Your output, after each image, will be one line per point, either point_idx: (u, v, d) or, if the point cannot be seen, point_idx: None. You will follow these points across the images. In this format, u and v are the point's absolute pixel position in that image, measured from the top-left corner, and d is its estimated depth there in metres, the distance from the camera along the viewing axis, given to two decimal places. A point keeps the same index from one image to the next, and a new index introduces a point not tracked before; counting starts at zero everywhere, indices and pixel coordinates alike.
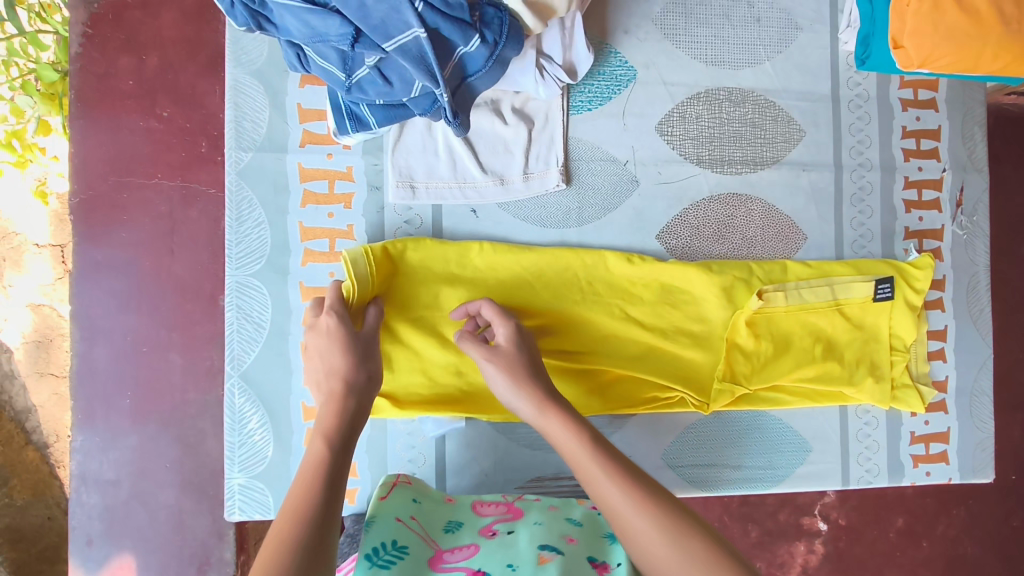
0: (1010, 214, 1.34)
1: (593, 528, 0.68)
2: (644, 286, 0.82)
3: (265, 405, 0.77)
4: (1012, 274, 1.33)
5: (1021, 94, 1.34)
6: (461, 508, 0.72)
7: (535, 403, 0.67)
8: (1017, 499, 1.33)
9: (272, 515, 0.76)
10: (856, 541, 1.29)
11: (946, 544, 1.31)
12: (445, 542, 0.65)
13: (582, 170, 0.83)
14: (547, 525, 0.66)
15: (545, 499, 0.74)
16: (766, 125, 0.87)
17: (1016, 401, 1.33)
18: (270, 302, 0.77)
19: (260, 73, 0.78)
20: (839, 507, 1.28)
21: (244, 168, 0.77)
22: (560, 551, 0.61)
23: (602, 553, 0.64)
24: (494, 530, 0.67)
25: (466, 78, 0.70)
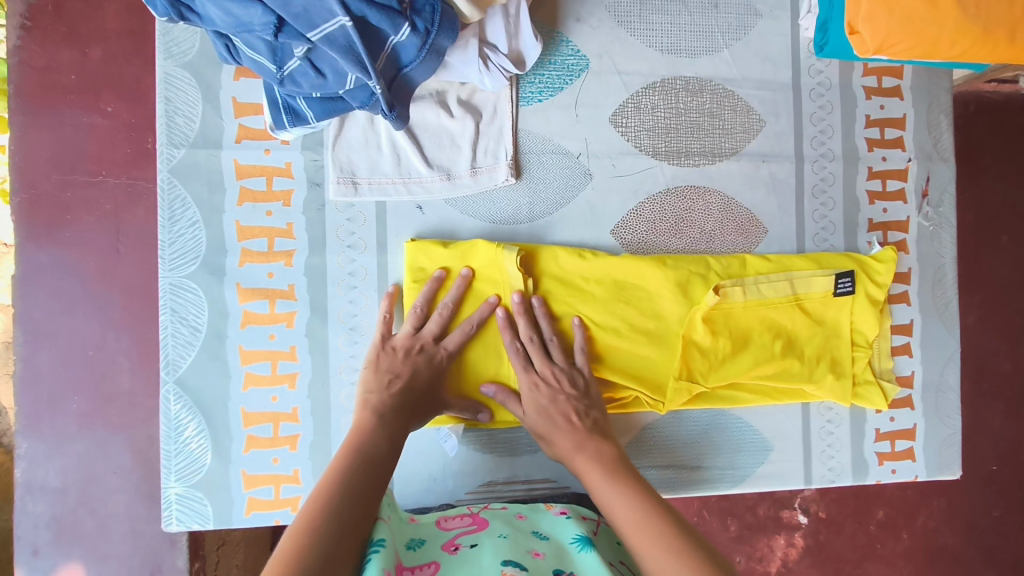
0: (987, 202, 1.32)
1: (561, 539, 0.65)
2: (598, 284, 0.79)
3: (202, 412, 0.74)
4: (988, 262, 1.32)
5: (999, 80, 1.31)
6: (425, 525, 0.70)
7: (573, 442, 0.67)
8: (997, 489, 1.32)
9: (211, 525, 0.74)
10: (836, 534, 1.28)
11: (926, 536, 1.30)
12: (408, 559, 0.60)
13: (533, 163, 0.80)
14: (513, 539, 0.64)
15: (511, 506, 0.72)
16: (725, 116, 0.85)
17: (995, 392, 1.32)
18: (206, 306, 0.74)
19: (191, 67, 0.74)
20: (818, 500, 1.27)
21: (176, 166, 0.74)
22: (525, 567, 0.56)
23: (570, 565, 0.59)
24: (457, 545, 0.64)
25: (402, 69, 0.67)
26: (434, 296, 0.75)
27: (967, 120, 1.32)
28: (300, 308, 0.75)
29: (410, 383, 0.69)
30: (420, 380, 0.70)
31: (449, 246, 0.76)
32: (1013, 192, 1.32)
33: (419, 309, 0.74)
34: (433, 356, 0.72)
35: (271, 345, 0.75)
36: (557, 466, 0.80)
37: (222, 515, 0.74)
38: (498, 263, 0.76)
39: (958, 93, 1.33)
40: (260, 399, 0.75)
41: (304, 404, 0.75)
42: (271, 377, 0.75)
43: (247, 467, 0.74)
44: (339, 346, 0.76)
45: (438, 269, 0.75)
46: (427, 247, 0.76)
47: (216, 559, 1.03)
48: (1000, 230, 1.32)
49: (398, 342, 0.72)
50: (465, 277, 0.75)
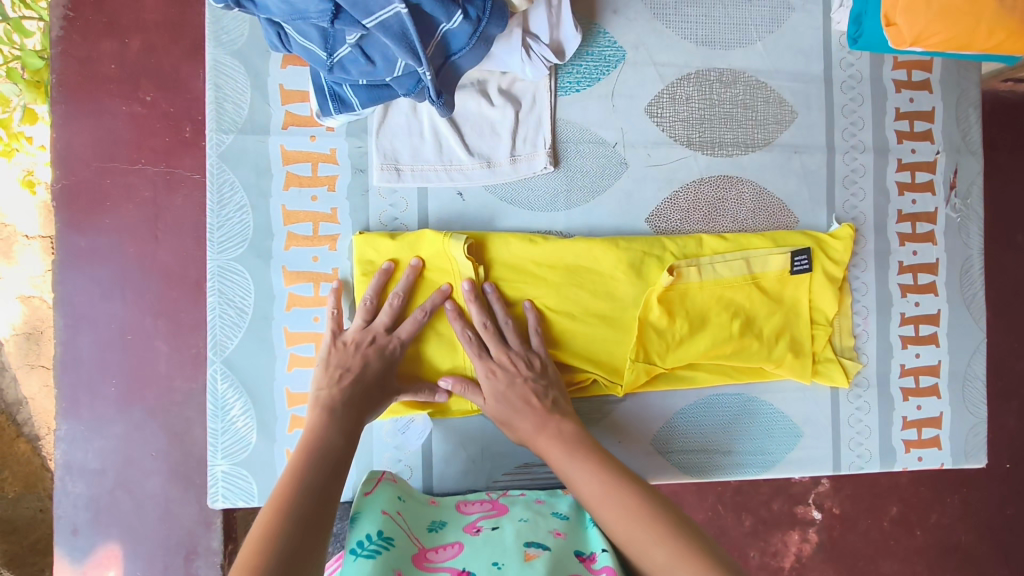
0: (1004, 201, 1.33)
1: (578, 519, 0.70)
2: (555, 270, 0.79)
3: (248, 391, 0.76)
4: (1004, 261, 1.33)
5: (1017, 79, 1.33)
6: (445, 508, 0.73)
7: (534, 424, 0.71)
8: (1011, 487, 1.33)
9: (256, 502, 0.76)
10: (850, 530, 1.29)
11: (940, 533, 1.31)
12: (429, 541, 0.65)
13: (571, 152, 0.82)
14: (533, 522, 0.67)
15: (530, 492, 0.75)
16: (758, 107, 0.86)
17: (1010, 390, 1.33)
18: (252, 288, 0.76)
19: (241, 54, 0.76)
20: (833, 496, 1.28)
21: (226, 151, 0.75)
22: (547, 548, 0.62)
23: (587, 545, 0.64)
24: (478, 526, 0.67)
25: (450, 57, 0.68)
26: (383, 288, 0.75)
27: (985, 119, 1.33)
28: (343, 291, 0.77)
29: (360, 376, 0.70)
30: (369, 370, 0.71)
31: (397, 237, 0.76)
32: None
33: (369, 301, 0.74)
34: (383, 346, 0.73)
35: (315, 326, 0.77)
36: None
37: (267, 492, 0.76)
38: (447, 252, 0.76)
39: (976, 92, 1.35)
40: (303, 380, 0.77)
41: None
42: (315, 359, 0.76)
43: (291, 446, 0.76)
44: None
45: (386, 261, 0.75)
46: (376, 240, 0.75)
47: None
48: (1016, 230, 1.33)
49: (348, 336, 0.73)
50: (414, 267, 0.75)
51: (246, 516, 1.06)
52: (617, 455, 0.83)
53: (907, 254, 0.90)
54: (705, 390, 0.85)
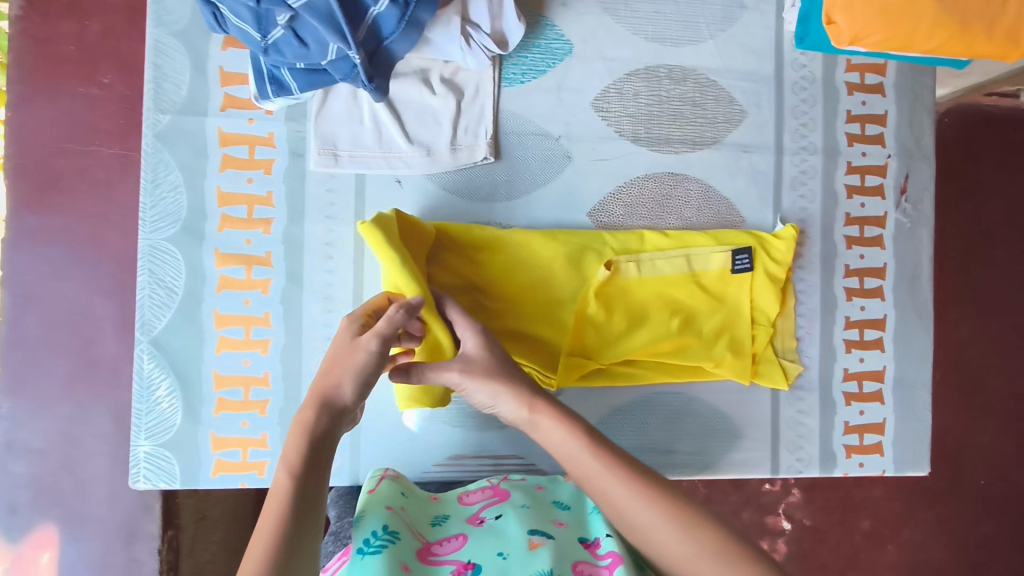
0: (978, 218, 1.41)
1: (582, 509, 0.68)
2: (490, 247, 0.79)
3: (176, 372, 0.76)
4: (984, 277, 1.41)
5: (999, 95, 1.39)
6: (447, 502, 0.72)
7: (523, 404, 0.58)
8: (984, 503, 1.38)
9: (178, 485, 0.76)
10: (820, 542, 1.32)
11: (911, 547, 1.36)
12: (433, 534, 0.64)
13: (512, 143, 0.81)
14: (535, 508, 0.66)
15: (531, 478, 0.75)
16: (707, 106, 0.85)
17: (986, 407, 1.39)
18: (183, 269, 0.75)
19: (183, 35, 0.75)
20: (803, 507, 1.30)
21: (162, 131, 0.75)
22: (551, 536, 0.61)
23: (592, 531, 0.64)
24: (482, 516, 0.65)
25: (383, 42, 0.68)
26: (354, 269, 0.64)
27: (968, 133, 1.41)
28: (276, 276, 0.77)
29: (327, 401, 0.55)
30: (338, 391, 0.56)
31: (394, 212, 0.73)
32: (1005, 211, 1.41)
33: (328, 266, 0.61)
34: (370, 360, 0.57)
35: (245, 309, 0.77)
36: (524, 443, 0.83)
37: (190, 474, 0.76)
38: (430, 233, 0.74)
39: (959, 107, 1.41)
40: (233, 363, 0.76)
41: (276, 369, 0.77)
42: (244, 342, 0.76)
43: (216, 429, 0.76)
44: (312, 314, 0.78)
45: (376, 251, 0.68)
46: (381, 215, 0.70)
47: (193, 534, 1.04)
48: (992, 245, 1.41)
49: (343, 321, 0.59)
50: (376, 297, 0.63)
51: (195, 505, 1.05)
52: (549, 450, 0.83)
53: (854, 257, 0.89)
54: (645, 388, 0.84)
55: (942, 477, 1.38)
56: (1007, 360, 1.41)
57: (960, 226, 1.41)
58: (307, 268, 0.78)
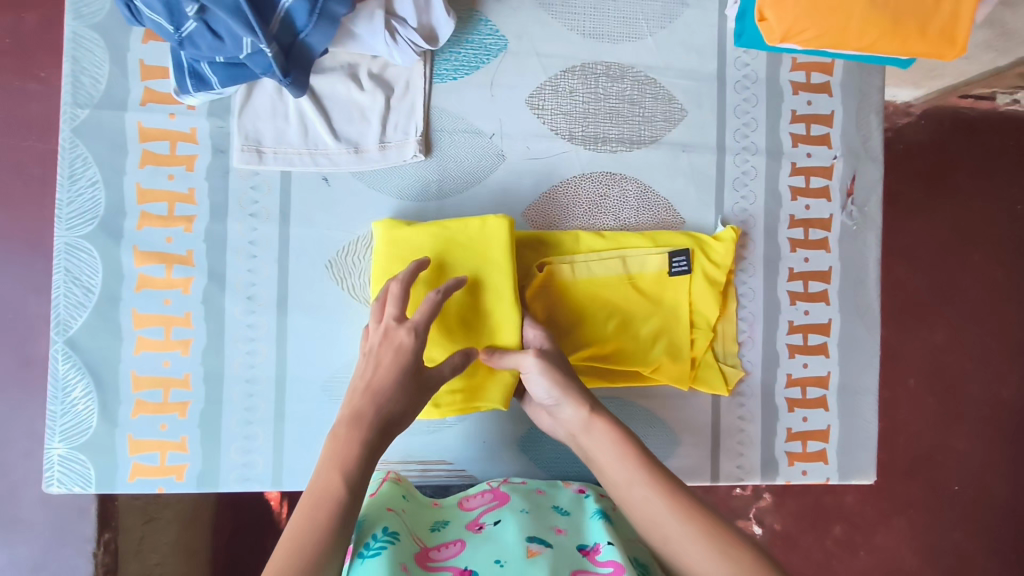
0: (952, 222, 1.40)
1: (580, 513, 0.70)
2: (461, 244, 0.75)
3: (92, 373, 0.74)
4: (959, 282, 1.40)
5: (977, 97, 1.37)
6: (446, 508, 0.73)
7: (582, 407, 0.64)
8: (959, 510, 1.38)
9: (93, 489, 0.73)
10: (791, 548, 1.35)
11: (885, 554, 1.36)
12: (431, 539, 0.65)
13: (444, 141, 0.80)
14: (534, 514, 0.67)
15: (531, 483, 0.76)
16: (645, 104, 0.84)
17: (962, 412, 1.39)
18: (101, 267, 0.74)
19: (101, 27, 0.74)
20: (773, 512, 1.35)
21: (79, 125, 0.73)
22: (549, 544, 0.61)
23: (588, 538, 0.64)
24: (481, 522, 0.67)
25: (299, 36, 0.66)
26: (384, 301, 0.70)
27: (945, 136, 1.39)
28: (196, 275, 0.75)
29: (378, 414, 0.62)
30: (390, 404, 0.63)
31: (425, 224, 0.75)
32: (982, 215, 1.40)
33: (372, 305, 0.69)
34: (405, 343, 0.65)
35: (165, 309, 0.75)
36: (456, 449, 0.81)
37: (105, 478, 0.74)
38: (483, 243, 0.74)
39: (937, 108, 1.39)
40: (151, 363, 0.74)
41: (196, 370, 0.75)
42: (164, 342, 0.74)
43: (133, 432, 0.74)
44: (235, 314, 0.76)
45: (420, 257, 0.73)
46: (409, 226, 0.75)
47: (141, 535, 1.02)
48: (971, 250, 1.40)
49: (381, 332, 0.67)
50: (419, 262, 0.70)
51: (142, 506, 1.03)
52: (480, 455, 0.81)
53: (798, 260, 0.87)
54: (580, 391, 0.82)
55: (914, 483, 1.38)
56: (981, 366, 1.40)
57: (938, 231, 1.40)
58: (229, 267, 0.76)
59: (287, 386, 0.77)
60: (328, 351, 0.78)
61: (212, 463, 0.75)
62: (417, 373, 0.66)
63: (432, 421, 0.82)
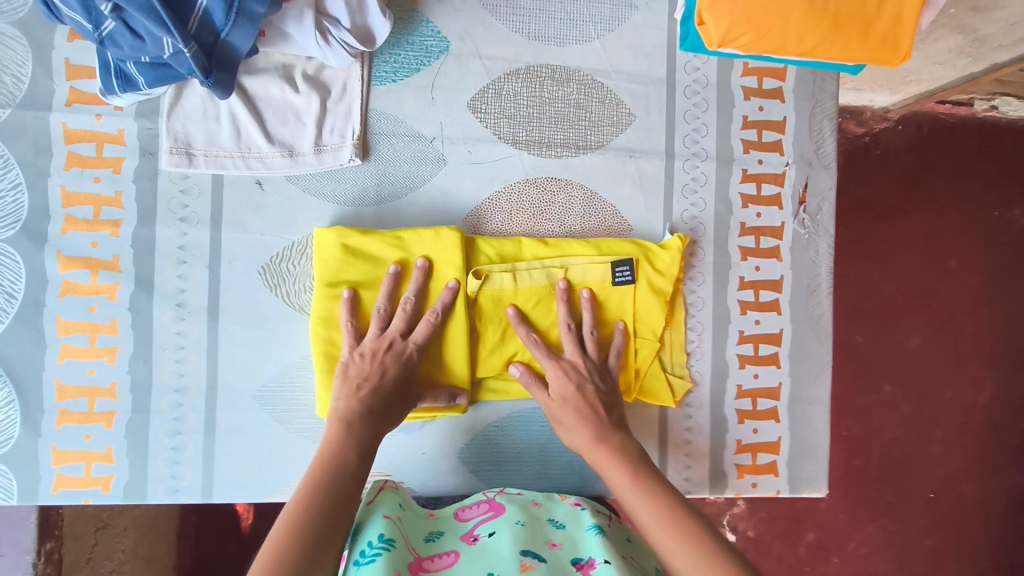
0: (928, 228, 1.38)
1: (576, 527, 0.67)
2: (413, 255, 0.74)
3: (14, 382, 0.71)
4: (934, 288, 1.38)
5: (953, 102, 1.36)
6: (443, 518, 0.70)
7: (592, 440, 0.69)
8: (933, 517, 1.36)
9: (15, 501, 0.71)
10: (763, 554, 1.34)
11: (857, 561, 1.35)
12: (426, 551, 0.62)
13: (383, 145, 0.78)
14: (530, 527, 0.64)
15: (528, 493, 0.73)
16: (592, 108, 0.82)
17: (936, 419, 1.38)
18: (24, 272, 0.71)
19: (24, 25, 0.72)
20: (746, 518, 1.34)
21: (1, 126, 0.71)
22: (543, 559, 0.58)
23: (585, 552, 0.60)
24: (476, 535, 0.64)
25: (220, 35, 0.64)
26: (357, 312, 0.73)
27: (922, 142, 1.37)
28: (124, 280, 0.73)
29: (385, 391, 0.68)
30: (394, 381, 0.69)
31: (369, 231, 0.73)
32: (958, 221, 1.39)
33: (349, 325, 0.72)
34: (400, 352, 0.71)
35: (90, 316, 0.72)
36: (396, 460, 0.79)
37: (28, 489, 0.71)
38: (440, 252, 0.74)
39: (914, 113, 1.37)
40: (76, 371, 0.72)
41: (123, 379, 0.73)
42: (89, 350, 0.72)
43: (57, 442, 0.72)
44: (163, 321, 0.73)
45: (393, 265, 0.73)
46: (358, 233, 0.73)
47: (92, 544, 1.02)
48: (947, 256, 1.39)
49: (364, 345, 0.71)
50: (421, 268, 0.73)
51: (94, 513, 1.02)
52: (422, 466, 0.79)
53: (749, 269, 0.86)
54: (523, 402, 0.81)
55: (889, 489, 1.36)
56: (956, 373, 1.38)
57: (915, 236, 1.38)
58: (158, 272, 0.74)
59: (218, 394, 0.74)
60: (260, 360, 0.75)
61: (139, 474, 0.73)
62: (408, 382, 0.70)
63: None
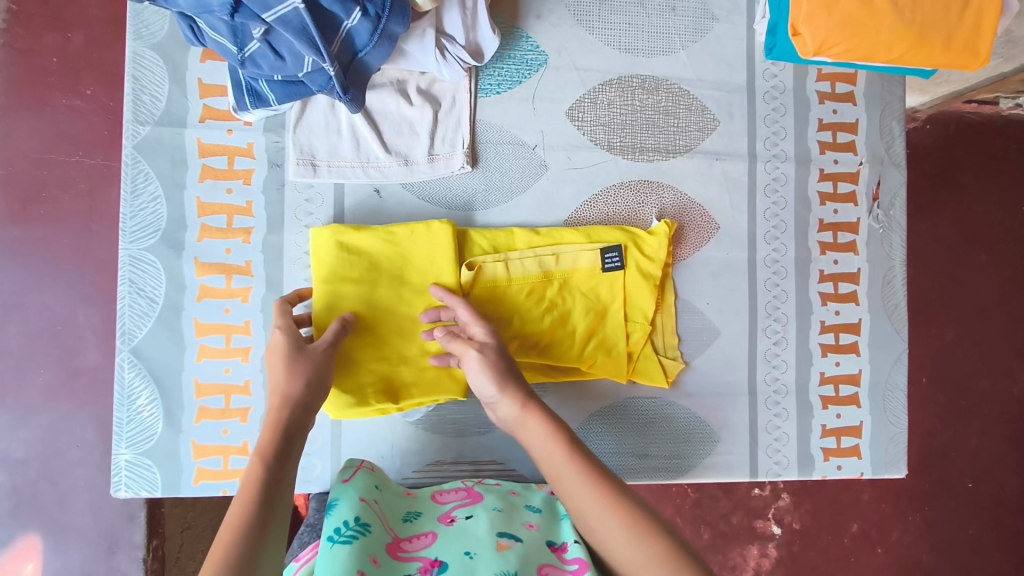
0: (963, 224, 1.43)
1: (552, 512, 0.69)
2: (403, 248, 0.77)
3: (157, 382, 0.76)
4: (967, 281, 1.43)
5: (982, 101, 1.41)
6: (421, 498, 0.72)
7: (516, 402, 0.65)
8: (974, 506, 1.40)
9: (160, 493, 0.75)
10: (809, 546, 1.37)
11: (901, 550, 1.39)
12: (404, 531, 0.64)
13: (489, 152, 0.83)
14: (506, 512, 0.67)
15: (505, 483, 0.75)
16: (679, 114, 0.87)
17: (974, 409, 1.42)
18: (164, 278, 0.76)
19: (161, 48, 0.77)
20: (793, 511, 1.36)
21: (141, 142, 0.76)
22: (520, 539, 0.62)
23: (560, 535, 0.64)
24: (453, 517, 0.67)
25: (357, 55, 0.70)
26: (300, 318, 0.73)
27: (949, 140, 1.42)
28: (256, 284, 0.78)
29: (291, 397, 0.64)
30: (297, 394, 0.64)
31: (362, 228, 0.77)
32: (991, 216, 1.43)
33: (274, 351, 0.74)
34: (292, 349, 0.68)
35: (225, 318, 0.77)
36: (505, 450, 0.83)
37: (171, 482, 0.76)
38: (430, 245, 0.77)
39: (944, 112, 1.43)
40: (213, 370, 0.77)
41: (256, 377, 0.77)
42: (224, 350, 0.77)
43: (197, 437, 0.76)
44: None
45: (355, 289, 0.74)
46: (351, 230, 0.76)
47: (179, 544, 1.00)
48: (980, 250, 1.43)
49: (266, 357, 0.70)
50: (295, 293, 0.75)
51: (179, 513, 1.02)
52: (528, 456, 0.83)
53: (828, 262, 0.90)
54: (622, 392, 0.85)
55: (929, 479, 1.40)
56: (994, 363, 1.43)
57: (950, 231, 1.43)
58: (287, 275, 0.79)
59: None
60: None
61: None
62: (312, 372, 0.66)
63: (483, 422, 0.83)
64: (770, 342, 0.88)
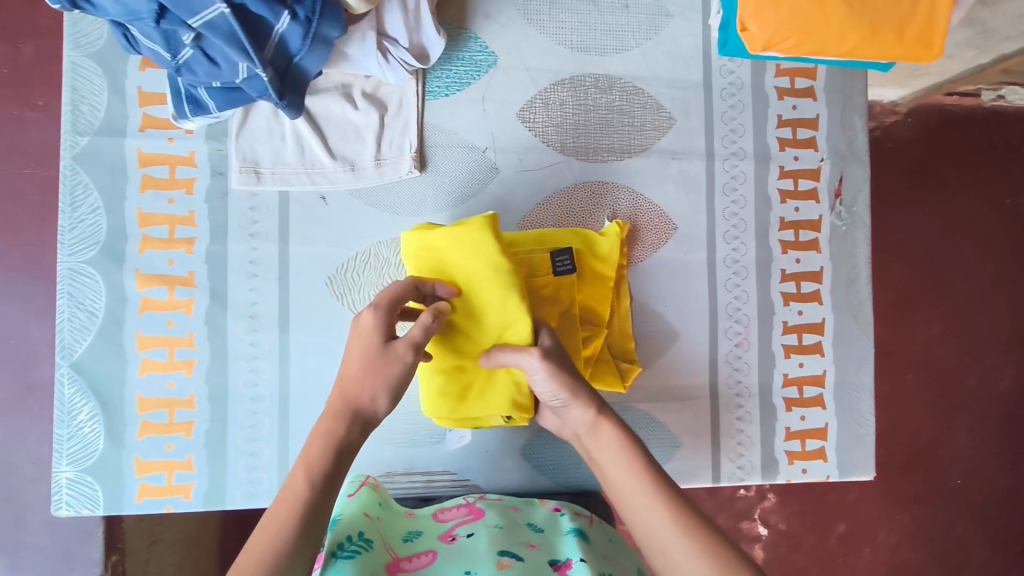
0: (944, 218, 1.41)
1: (554, 531, 0.66)
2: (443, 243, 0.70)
3: (98, 397, 0.74)
4: (951, 276, 1.41)
5: (961, 93, 1.40)
6: (421, 518, 0.70)
7: (590, 410, 0.57)
8: (962, 504, 1.38)
9: (101, 511, 0.74)
10: (795, 547, 1.35)
11: (889, 551, 1.37)
12: (403, 550, 0.61)
13: (438, 156, 0.81)
14: (507, 529, 0.64)
15: (508, 499, 0.74)
16: (634, 113, 0.86)
17: (959, 405, 1.40)
18: (104, 290, 0.75)
19: (100, 57, 0.76)
20: (778, 512, 1.34)
21: (80, 153, 0.75)
22: (521, 557, 0.57)
23: (563, 552, 0.60)
24: (454, 535, 0.64)
25: (293, 59, 0.68)
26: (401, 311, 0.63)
27: (932, 133, 1.40)
28: (199, 295, 0.76)
29: (358, 409, 0.55)
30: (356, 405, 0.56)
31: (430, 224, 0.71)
32: (972, 209, 1.42)
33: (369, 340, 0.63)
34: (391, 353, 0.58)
35: (168, 331, 0.75)
36: (460, 460, 0.81)
37: (113, 500, 0.74)
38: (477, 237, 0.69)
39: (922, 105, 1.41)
40: (157, 385, 0.75)
41: (200, 390, 0.76)
42: (167, 363, 0.75)
43: (140, 453, 0.74)
44: (237, 333, 0.77)
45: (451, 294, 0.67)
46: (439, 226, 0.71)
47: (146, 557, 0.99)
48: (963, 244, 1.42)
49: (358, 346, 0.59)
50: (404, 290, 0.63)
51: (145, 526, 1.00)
52: (483, 465, 0.82)
53: (790, 262, 0.89)
54: None
55: (915, 478, 1.38)
56: (980, 359, 1.41)
57: (930, 225, 1.41)
58: (232, 286, 0.77)
59: (290, 402, 0.77)
60: (329, 367, 0.78)
61: (217, 481, 0.75)
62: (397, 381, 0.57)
63: (435, 431, 0.81)
64: (732, 344, 0.87)
